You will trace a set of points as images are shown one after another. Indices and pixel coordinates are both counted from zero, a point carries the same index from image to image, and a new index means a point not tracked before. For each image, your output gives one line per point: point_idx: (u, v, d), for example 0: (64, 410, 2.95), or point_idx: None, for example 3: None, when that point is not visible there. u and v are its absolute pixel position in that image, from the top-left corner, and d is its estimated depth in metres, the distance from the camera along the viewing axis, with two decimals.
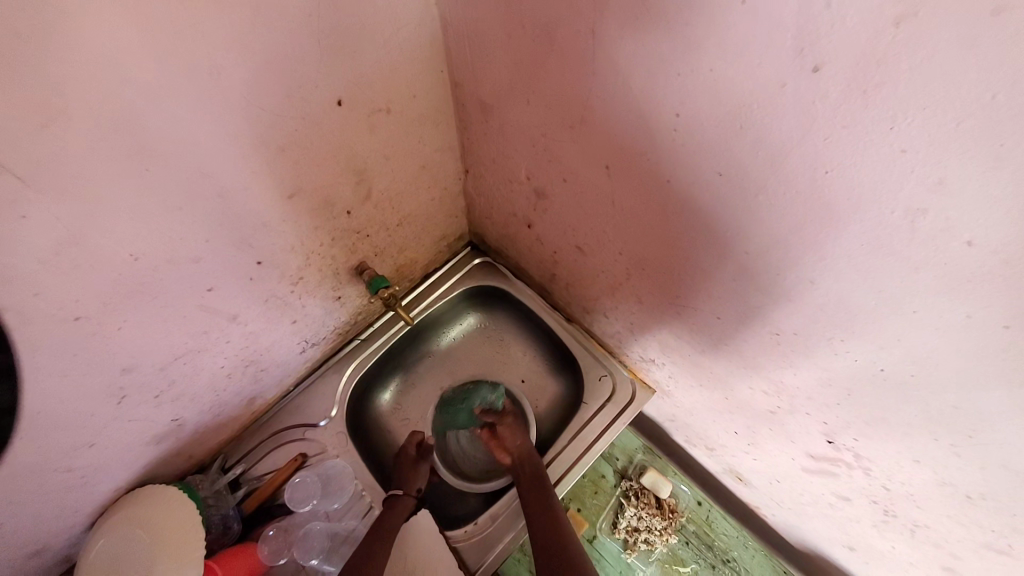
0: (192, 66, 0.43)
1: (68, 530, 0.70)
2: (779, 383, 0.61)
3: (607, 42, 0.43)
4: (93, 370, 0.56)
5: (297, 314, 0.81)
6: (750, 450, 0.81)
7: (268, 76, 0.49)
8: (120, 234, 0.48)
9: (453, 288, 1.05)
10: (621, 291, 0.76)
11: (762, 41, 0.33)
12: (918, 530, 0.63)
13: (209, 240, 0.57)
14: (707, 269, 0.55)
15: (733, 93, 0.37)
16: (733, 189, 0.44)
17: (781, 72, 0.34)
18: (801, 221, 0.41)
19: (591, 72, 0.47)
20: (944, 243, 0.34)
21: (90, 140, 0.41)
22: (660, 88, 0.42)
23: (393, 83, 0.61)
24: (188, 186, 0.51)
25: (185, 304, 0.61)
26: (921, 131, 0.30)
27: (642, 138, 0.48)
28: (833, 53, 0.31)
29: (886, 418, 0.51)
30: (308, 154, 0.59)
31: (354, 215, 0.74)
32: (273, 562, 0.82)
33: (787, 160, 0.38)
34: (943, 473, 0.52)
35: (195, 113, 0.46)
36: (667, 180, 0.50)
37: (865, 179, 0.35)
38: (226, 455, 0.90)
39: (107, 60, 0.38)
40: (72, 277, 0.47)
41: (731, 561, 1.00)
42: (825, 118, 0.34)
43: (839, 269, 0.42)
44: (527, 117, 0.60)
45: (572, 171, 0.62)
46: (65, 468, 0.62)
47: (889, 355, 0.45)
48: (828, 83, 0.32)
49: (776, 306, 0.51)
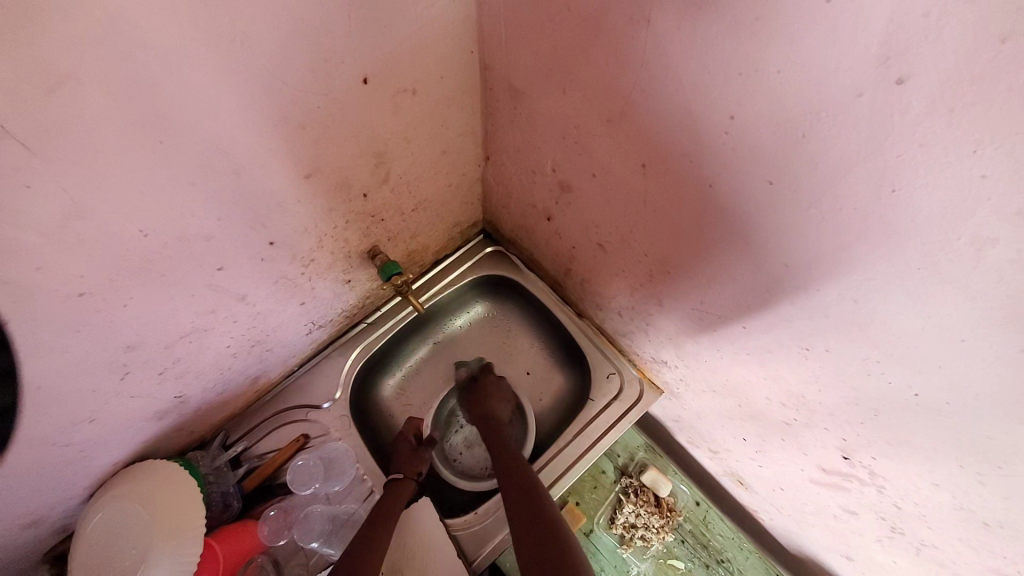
0: (213, 33, 0.40)
1: (66, 502, 0.69)
2: (801, 398, 0.60)
3: (663, 34, 0.40)
4: (96, 346, 0.54)
5: (306, 295, 0.79)
6: (756, 456, 0.80)
7: (294, 48, 0.45)
8: (129, 208, 0.46)
9: (464, 275, 1.03)
10: (640, 292, 0.74)
11: (841, 45, 0.31)
12: (923, 548, 0.63)
13: (222, 218, 0.55)
14: (740, 279, 0.53)
15: (799, 98, 0.35)
16: (781, 199, 0.42)
17: (858, 81, 0.31)
18: (853, 239, 0.39)
19: (638, 65, 0.44)
20: (1012, 275, 0.32)
21: (99, 108, 0.38)
22: (717, 87, 0.39)
23: (421, 61, 0.58)
24: (202, 161, 0.48)
25: (193, 283, 0.59)
26: (1008, 157, 0.28)
27: (686, 138, 0.46)
28: (921, 67, 0.28)
29: (911, 441, 0.50)
30: (328, 132, 0.56)
31: (370, 198, 0.71)
32: (272, 542, 0.81)
33: (849, 175, 0.36)
34: (961, 498, 0.51)
35: (213, 84, 0.43)
36: (709, 185, 0.47)
37: (934, 202, 0.33)
38: (227, 432, 0.89)
39: (122, 22, 0.35)
40: (77, 252, 0.45)
41: (726, 561, 1.00)
42: (898, 134, 0.32)
43: (886, 292, 0.40)
44: (560, 107, 0.58)
45: (604, 167, 0.59)
46: (65, 442, 0.61)
47: (927, 380, 0.44)
48: (912, 96, 0.30)
49: (810, 321, 0.49)
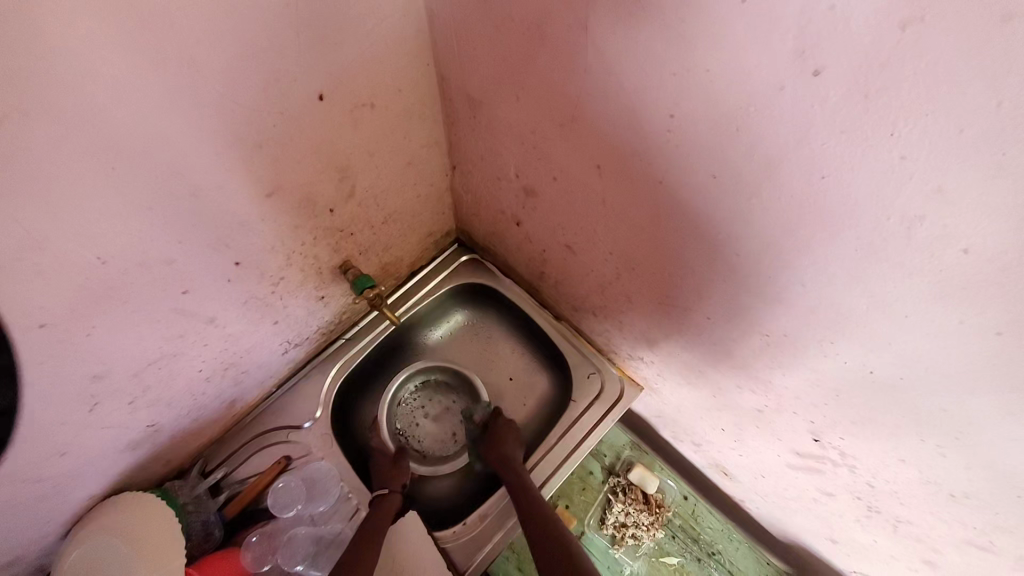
0: (160, 57, 0.40)
1: (38, 544, 0.67)
2: (769, 383, 0.61)
3: (601, 38, 0.41)
4: (61, 379, 0.53)
5: (279, 315, 0.79)
6: (736, 446, 0.82)
7: (245, 68, 0.46)
8: (86, 236, 0.45)
9: (440, 285, 1.03)
10: (610, 290, 0.75)
11: (760, 42, 0.32)
12: (899, 525, 0.64)
13: (183, 242, 0.54)
14: (700, 272, 0.54)
15: (730, 94, 0.36)
16: (727, 191, 0.43)
17: (780, 75, 0.33)
18: (796, 225, 0.41)
19: (582, 70, 0.45)
20: (942, 251, 0.34)
21: (47, 137, 0.38)
22: (656, 87, 0.41)
23: (377, 76, 0.59)
24: (158, 185, 0.48)
25: (158, 308, 0.58)
26: (922, 138, 0.30)
27: (635, 138, 0.47)
28: (833, 58, 0.30)
29: (873, 419, 0.52)
30: (287, 149, 0.56)
31: (337, 213, 0.71)
32: (257, 569, 0.80)
33: (783, 164, 0.38)
34: (927, 472, 0.53)
35: (164, 108, 0.43)
36: (661, 182, 0.49)
37: (862, 186, 0.34)
38: (206, 460, 0.87)
39: (65, 53, 0.35)
40: (34, 283, 0.44)
41: (717, 553, 1.01)
42: (823, 122, 0.33)
43: (829, 273, 0.42)
44: (516, 114, 0.59)
45: (562, 170, 0.60)
46: (34, 480, 0.59)
47: (879, 357, 0.45)
48: (829, 87, 0.31)
49: (767, 308, 0.51)
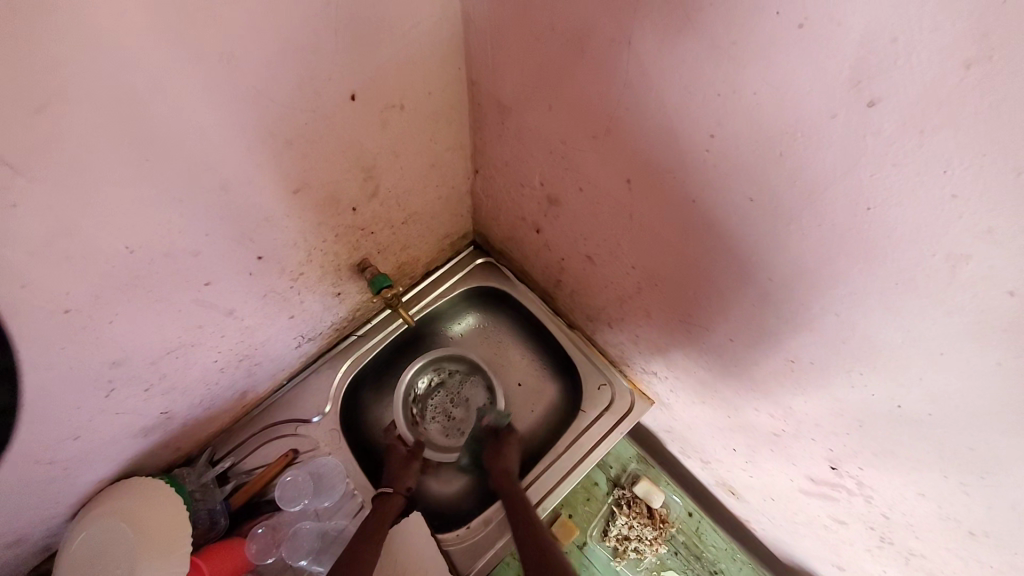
0: (200, 52, 0.40)
1: (47, 523, 0.68)
2: (789, 409, 0.60)
3: (644, 53, 0.41)
4: (81, 364, 0.54)
5: (295, 309, 0.79)
6: (746, 466, 0.81)
7: (281, 66, 0.46)
8: (116, 226, 0.45)
9: (454, 287, 1.03)
10: (629, 303, 0.74)
11: (813, 69, 0.32)
12: (912, 558, 0.63)
13: (209, 234, 0.55)
14: (725, 293, 0.54)
15: (776, 118, 0.36)
16: (763, 216, 0.43)
17: (831, 103, 0.32)
18: (833, 254, 0.40)
19: (621, 84, 0.45)
20: (984, 291, 0.33)
21: (86, 127, 0.38)
22: (697, 107, 0.40)
23: (409, 78, 0.59)
24: (189, 178, 0.48)
25: (180, 298, 0.58)
26: (976, 177, 0.29)
27: (670, 155, 0.46)
28: (890, 90, 0.29)
29: (895, 452, 0.51)
30: (317, 147, 0.56)
31: (360, 211, 0.71)
32: (260, 561, 0.80)
33: (826, 192, 0.37)
34: (946, 508, 0.51)
35: (201, 102, 0.43)
36: (693, 200, 0.48)
37: (906, 221, 0.34)
38: (215, 448, 0.88)
39: (109, 44, 0.35)
40: (63, 269, 0.44)
41: (718, 573, 1.01)
42: (871, 154, 0.33)
43: (864, 305, 0.41)
44: (547, 122, 0.58)
45: (590, 181, 0.60)
46: (48, 460, 0.60)
47: (908, 392, 0.44)
48: (882, 118, 0.31)
49: (796, 334, 0.50)
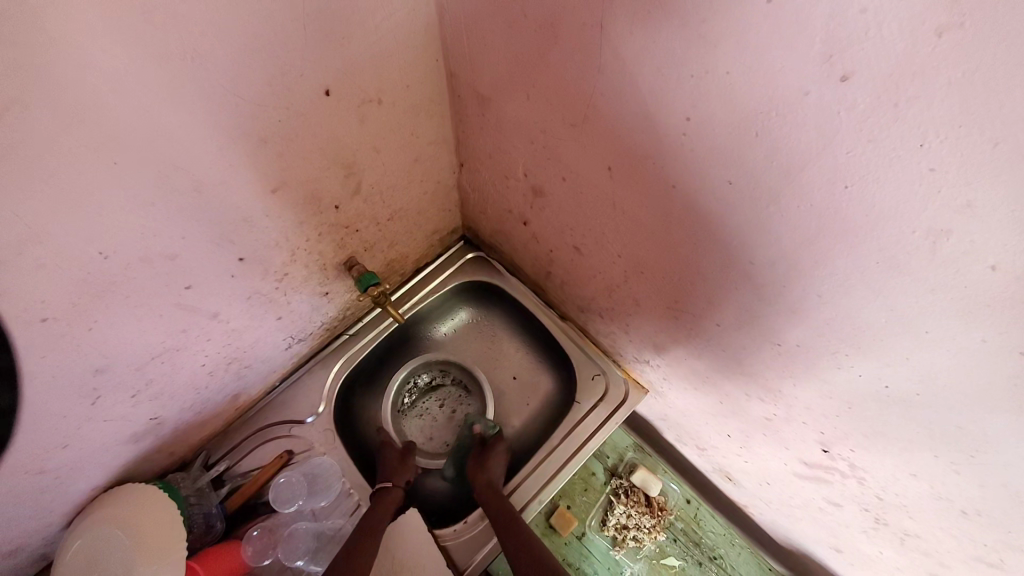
0: (162, 51, 0.39)
1: (40, 534, 0.67)
2: (779, 393, 0.60)
3: (616, 36, 0.40)
4: (63, 372, 0.53)
5: (282, 310, 0.78)
6: (742, 452, 0.81)
7: (250, 62, 0.45)
8: (88, 231, 0.45)
9: (445, 282, 1.03)
10: (618, 293, 0.74)
11: (786, 45, 0.31)
12: (907, 538, 0.63)
13: (186, 237, 0.54)
14: (710, 278, 0.53)
15: (752, 98, 0.35)
16: (743, 199, 0.42)
17: (806, 80, 0.31)
18: (815, 236, 0.39)
19: (596, 70, 0.44)
20: (966, 267, 0.33)
21: (49, 131, 0.37)
22: (672, 89, 0.39)
23: (384, 70, 0.57)
24: (162, 180, 0.47)
25: (161, 302, 0.57)
26: (953, 151, 0.28)
27: (648, 140, 0.46)
28: (863, 64, 0.28)
29: (884, 432, 0.51)
30: (293, 145, 0.55)
31: (342, 209, 0.70)
32: (257, 562, 0.81)
33: (805, 172, 0.36)
34: (939, 488, 0.51)
35: (167, 102, 0.42)
36: (673, 185, 0.47)
37: (885, 197, 0.33)
38: (209, 452, 0.87)
39: (65, 45, 0.34)
40: (37, 278, 0.44)
41: (718, 558, 1.01)
42: (848, 130, 0.32)
43: (848, 286, 0.40)
44: (526, 112, 0.57)
45: (572, 171, 0.59)
46: (37, 471, 0.59)
47: (896, 372, 0.44)
48: (857, 93, 0.30)
49: (783, 318, 0.49)
